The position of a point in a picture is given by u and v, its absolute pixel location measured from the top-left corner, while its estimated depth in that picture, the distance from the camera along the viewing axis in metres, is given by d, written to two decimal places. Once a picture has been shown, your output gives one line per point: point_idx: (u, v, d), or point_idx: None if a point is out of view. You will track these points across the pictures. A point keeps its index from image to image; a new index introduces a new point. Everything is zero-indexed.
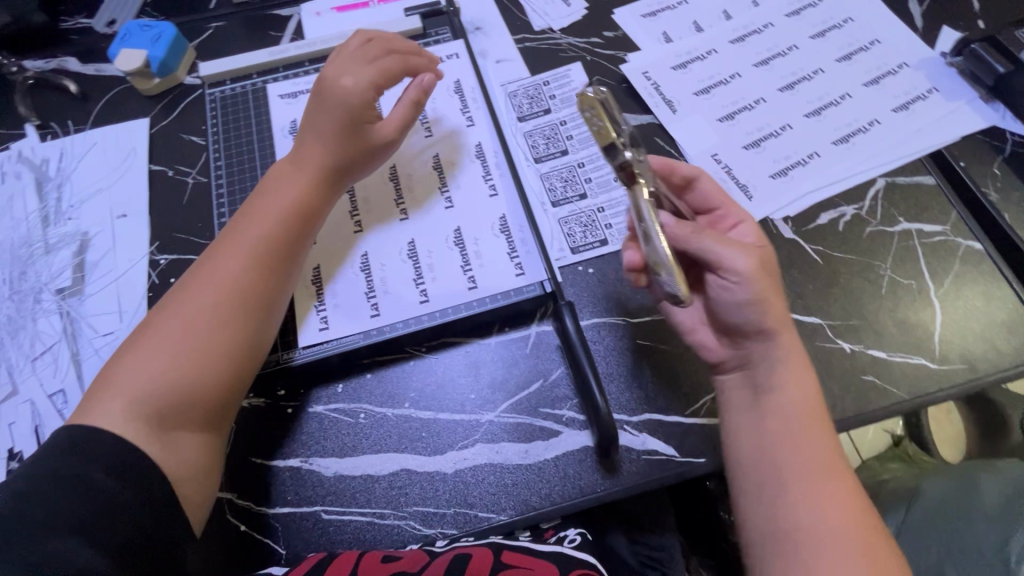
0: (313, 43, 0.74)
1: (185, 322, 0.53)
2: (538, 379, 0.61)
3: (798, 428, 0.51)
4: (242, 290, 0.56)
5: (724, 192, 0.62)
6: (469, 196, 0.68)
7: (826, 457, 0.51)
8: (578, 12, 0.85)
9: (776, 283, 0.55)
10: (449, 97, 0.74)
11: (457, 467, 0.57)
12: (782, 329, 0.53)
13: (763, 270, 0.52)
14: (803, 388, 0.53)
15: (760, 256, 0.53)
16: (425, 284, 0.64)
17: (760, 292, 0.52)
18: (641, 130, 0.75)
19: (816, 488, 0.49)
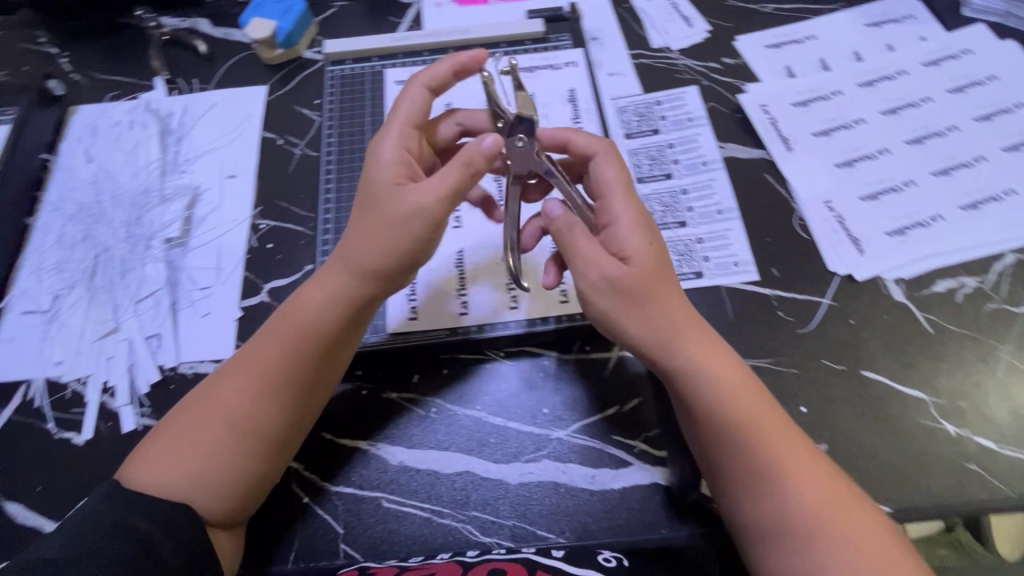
0: (435, 34, 0.75)
1: (201, 448, 0.49)
2: (614, 405, 0.59)
3: (731, 429, 0.48)
4: (262, 420, 0.51)
5: (621, 176, 0.54)
6: None
7: (772, 448, 0.48)
8: (699, 34, 0.83)
9: (656, 290, 0.50)
10: (562, 104, 0.70)
11: (521, 479, 0.56)
12: (674, 330, 0.50)
13: (611, 286, 0.49)
14: (719, 382, 0.49)
15: (599, 264, 0.50)
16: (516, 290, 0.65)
17: (616, 311, 0.50)
18: (752, 163, 0.72)
19: (781, 483, 0.47)
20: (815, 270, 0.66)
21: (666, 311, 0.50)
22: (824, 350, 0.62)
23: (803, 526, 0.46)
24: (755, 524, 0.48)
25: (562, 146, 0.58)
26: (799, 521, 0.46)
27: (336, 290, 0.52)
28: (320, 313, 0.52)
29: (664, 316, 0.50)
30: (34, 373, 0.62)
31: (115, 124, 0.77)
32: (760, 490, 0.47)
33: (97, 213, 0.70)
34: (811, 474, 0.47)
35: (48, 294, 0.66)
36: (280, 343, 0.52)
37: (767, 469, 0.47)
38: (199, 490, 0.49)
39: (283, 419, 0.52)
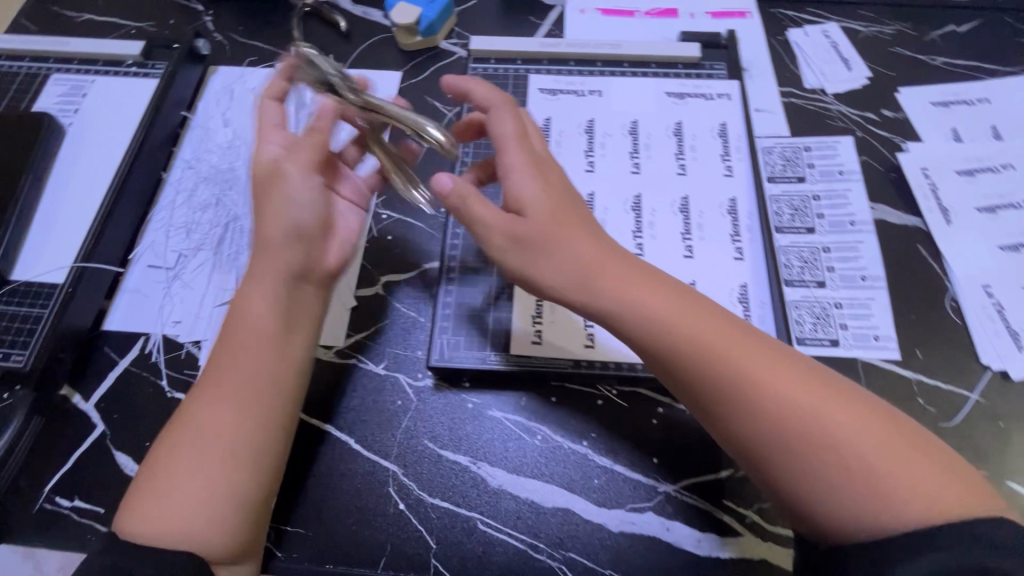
0: (586, 45, 0.72)
1: (178, 482, 0.45)
2: (730, 468, 0.56)
3: (703, 344, 0.45)
4: (234, 436, 0.47)
5: (511, 125, 0.52)
6: (711, 250, 0.61)
7: (746, 361, 0.44)
8: (858, 80, 0.77)
9: (558, 235, 0.48)
10: (711, 138, 0.67)
11: (622, 528, 0.54)
12: (604, 265, 0.48)
13: (515, 239, 0.48)
14: (666, 299, 0.47)
15: (500, 222, 0.49)
16: None
17: (531, 266, 0.48)
18: (903, 231, 0.67)
19: (769, 396, 0.43)
20: (964, 359, 0.60)
21: (575, 249, 0.48)
22: (966, 450, 0.56)
23: (805, 438, 0.42)
24: (761, 451, 0.44)
25: (464, 98, 0.57)
26: (804, 431, 0.42)
27: (281, 289, 0.51)
28: (270, 316, 0.51)
29: (572, 255, 0.48)
30: (153, 328, 0.63)
31: (252, 90, 0.77)
32: (750, 410, 0.44)
33: (229, 179, 0.71)
34: (801, 382, 0.44)
35: (174, 252, 0.67)
36: (234, 358, 0.49)
37: (752, 383, 0.44)
38: (195, 525, 0.44)
39: (257, 424, 0.48)
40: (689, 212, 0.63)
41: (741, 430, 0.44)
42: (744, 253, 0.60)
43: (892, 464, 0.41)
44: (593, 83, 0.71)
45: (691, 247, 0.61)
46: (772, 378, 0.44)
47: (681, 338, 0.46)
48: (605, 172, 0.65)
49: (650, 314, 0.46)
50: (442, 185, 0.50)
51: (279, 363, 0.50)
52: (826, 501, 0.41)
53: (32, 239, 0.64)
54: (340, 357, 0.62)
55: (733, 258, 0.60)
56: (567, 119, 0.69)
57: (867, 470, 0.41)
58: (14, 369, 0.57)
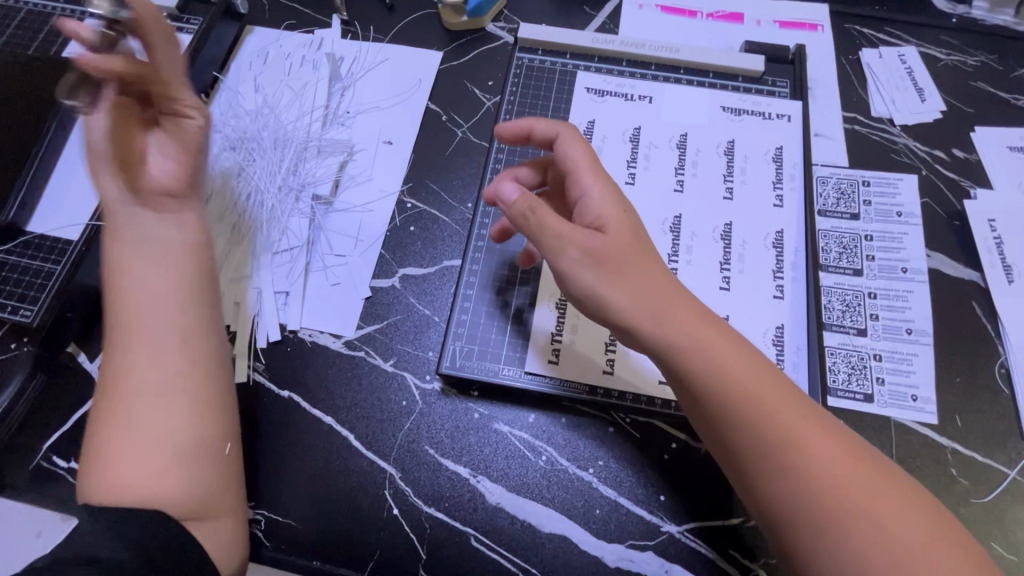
0: (642, 46, 0.68)
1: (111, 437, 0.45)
2: (740, 516, 0.53)
3: (748, 392, 0.43)
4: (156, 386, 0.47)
5: (586, 148, 0.50)
6: (750, 286, 0.57)
7: (789, 416, 0.42)
8: (931, 112, 0.71)
9: (634, 260, 0.46)
10: (765, 162, 0.62)
11: (618, 563, 0.52)
12: (666, 299, 0.45)
13: (589, 258, 0.46)
14: (717, 342, 0.44)
15: (575, 237, 0.46)
16: None
17: (601, 286, 0.46)
18: (960, 285, 0.62)
19: (809, 455, 0.41)
20: (1006, 433, 0.56)
21: (645, 277, 0.46)
22: (996, 529, 0.53)
23: (830, 500, 0.40)
24: (783, 507, 0.41)
25: (525, 137, 0.54)
26: (833, 496, 0.40)
27: (124, 227, 0.52)
28: (143, 257, 0.51)
29: (645, 281, 0.46)
30: None
31: (287, 57, 0.74)
32: (782, 465, 0.41)
33: (254, 145, 0.68)
34: (839, 450, 0.42)
35: None
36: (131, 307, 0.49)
37: (792, 439, 0.42)
38: (136, 479, 0.44)
39: (168, 370, 0.48)
40: (731, 240, 0.59)
41: (768, 483, 0.42)
42: (785, 293, 0.56)
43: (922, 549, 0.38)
44: (644, 87, 0.67)
45: (729, 279, 0.57)
46: (813, 439, 0.41)
47: (724, 379, 0.43)
48: (645, 186, 0.61)
49: (700, 352, 0.44)
50: (508, 195, 0.47)
51: (177, 312, 0.50)
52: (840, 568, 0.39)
53: (50, 191, 0.63)
54: (349, 348, 0.60)
55: (773, 296, 0.56)
56: (613, 124, 0.65)
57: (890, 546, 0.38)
58: (22, 322, 0.56)
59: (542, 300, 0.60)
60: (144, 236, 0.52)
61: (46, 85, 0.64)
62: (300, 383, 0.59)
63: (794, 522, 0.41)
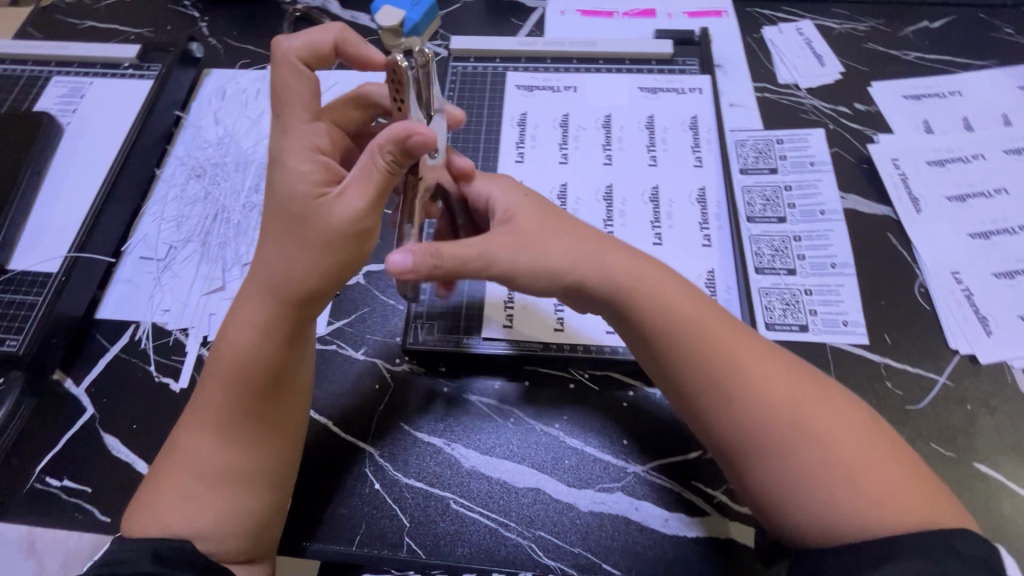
0: (562, 43, 0.75)
1: (174, 483, 0.47)
2: (697, 450, 0.57)
3: (719, 335, 0.47)
4: (233, 460, 0.48)
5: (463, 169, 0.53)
6: (680, 238, 0.62)
7: (806, 395, 0.44)
8: (830, 75, 0.79)
9: (549, 232, 0.49)
10: (682, 130, 0.69)
11: (592, 508, 0.55)
12: (608, 253, 0.50)
13: (514, 243, 0.48)
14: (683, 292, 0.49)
15: (492, 246, 0.48)
16: None
17: (529, 263, 0.48)
18: (874, 220, 0.68)
19: (775, 391, 0.45)
20: (933, 344, 0.61)
21: (571, 242, 0.50)
22: (932, 431, 0.57)
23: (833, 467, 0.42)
24: (745, 444, 0.45)
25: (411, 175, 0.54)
26: (794, 427, 0.43)
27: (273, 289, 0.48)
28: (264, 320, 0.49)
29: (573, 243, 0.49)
30: (143, 315, 0.66)
31: (243, 91, 0.80)
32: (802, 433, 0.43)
33: (216, 171, 0.73)
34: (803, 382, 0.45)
35: (165, 244, 0.69)
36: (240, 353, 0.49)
37: (759, 372, 0.45)
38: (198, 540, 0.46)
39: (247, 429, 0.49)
40: (659, 201, 0.64)
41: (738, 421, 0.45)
42: (711, 240, 0.62)
43: (870, 483, 0.41)
44: (568, 79, 0.73)
45: (660, 234, 0.62)
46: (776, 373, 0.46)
47: (692, 324, 0.48)
48: (576, 164, 0.67)
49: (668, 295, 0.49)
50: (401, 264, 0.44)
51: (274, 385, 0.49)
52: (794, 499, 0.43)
53: (27, 232, 0.67)
54: (321, 343, 0.64)
55: (701, 245, 0.62)
56: (543, 113, 0.71)
57: (838, 473, 0.42)
58: (9, 352, 0.60)
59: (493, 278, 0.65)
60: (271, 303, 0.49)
61: (20, 139, 0.70)
62: None
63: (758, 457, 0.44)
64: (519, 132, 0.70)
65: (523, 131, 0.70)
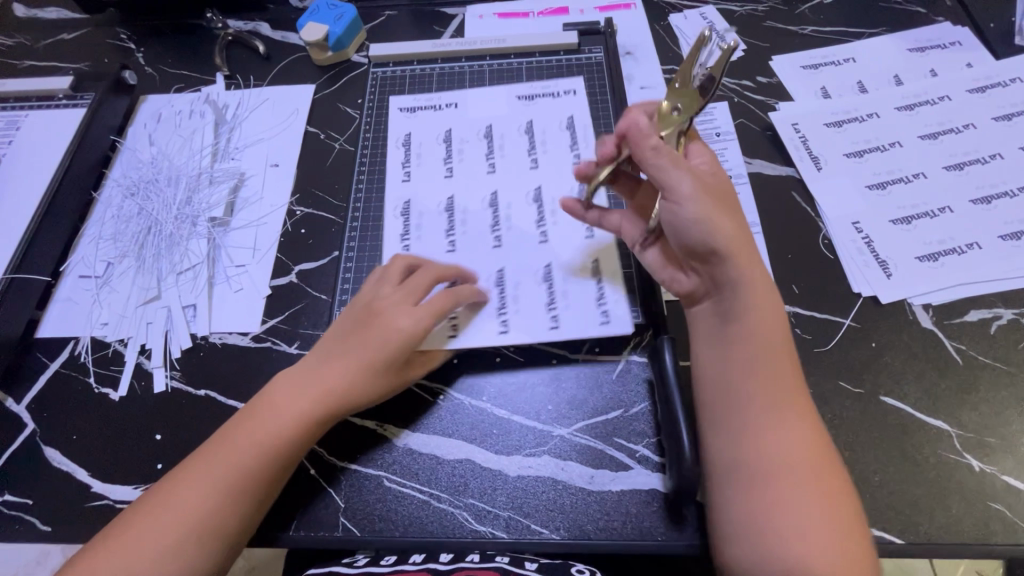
0: (474, 42, 0.80)
1: (157, 524, 0.51)
2: (617, 408, 0.59)
3: (752, 365, 0.51)
4: (212, 514, 0.51)
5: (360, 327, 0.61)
6: (565, 234, 0.67)
7: (799, 441, 0.49)
8: (733, 53, 0.84)
9: (724, 201, 0.54)
10: (559, 131, 0.73)
11: (519, 472, 0.57)
12: (723, 206, 0.54)
13: (704, 188, 0.53)
14: (771, 321, 0.52)
15: (686, 169, 0.53)
16: (507, 314, 0.63)
17: (702, 212, 0.52)
18: (778, 180, 0.72)
19: (768, 427, 0.49)
20: (838, 290, 0.64)
21: (732, 204, 0.55)
22: (842, 370, 0.60)
23: (793, 515, 0.46)
24: (737, 463, 0.49)
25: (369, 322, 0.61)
26: (771, 470, 0.48)
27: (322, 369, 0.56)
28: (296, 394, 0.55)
29: (731, 204, 0.54)
30: (82, 330, 0.68)
31: (177, 113, 0.83)
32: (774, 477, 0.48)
33: (150, 189, 0.76)
34: (812, 437, 0.49)
35: (103, 261, 0.72)
36: (262, 416, 0.55)
37: (761, 408, 0.50)
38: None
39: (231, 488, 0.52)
40: (543, 202, 0.69)
41: (721, 435, 0.51)
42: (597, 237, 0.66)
43: (814, 538, 0.46)
44: (447, 96, 0.78)
45: (545, 233, 0.67)
46: (799, 420, 0.49)
47: (762, 348, 0.52)
48: (459, 177, 0.72)
49: (737, 324, 0.53)
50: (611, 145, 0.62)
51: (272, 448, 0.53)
52: (740, 531, 0.47)
53: None
54: (255, 341, 0.66)
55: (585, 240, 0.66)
56: (426, 132, 0.76)
57: (790, 524, 0.46)
58: None
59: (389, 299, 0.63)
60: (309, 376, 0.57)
61: None
62: (213, 380, 0.64)
63: (725, 473, 0.50)
64: (404, 152, 0.75)
65: (408, 151, 0.75)
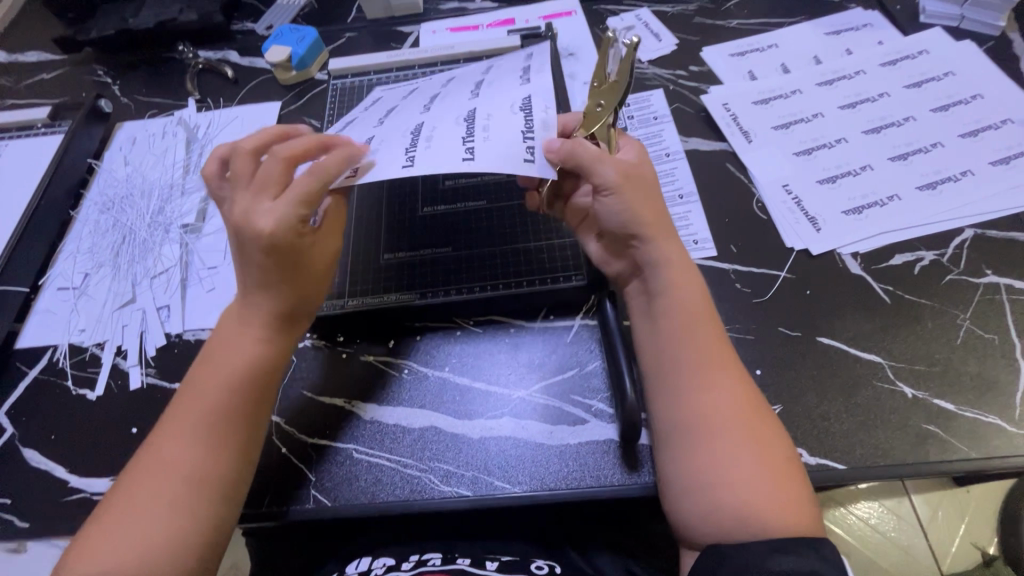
0: (426, 51, 0.86)
1: (143, 493, 0.47)
2: (572, 368, 0.62)
3: (678, 335, 0.53)
4: (202, 459, 0.49)
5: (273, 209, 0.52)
6: (500, 105, 0.58)
7: (727, 396, 0.51)
8: (667, 47, 0.90)
9: (647, 191, 0.57)
10: (519, 61, 0.66)
11: (482, 434, 0.59)
12: (642, 192, 0.56)
13: (628, 176, 0.55)
14: (692, 290, 0.55)
15: (613, 161, 0.55)
16: (416, 151, 0.54)
17: (620, 203, 0.54)
18: (713, 154, 0.77)
19: (698, 390, 0.51)
20: (774, 246, 0.69)
21: (652, 190, 0.57)
22: (778, 317, 0.64)
23: (726, 467, 0.48)
24: (669, 427, 0.52)
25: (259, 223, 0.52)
26: (702, 427, 0.50)
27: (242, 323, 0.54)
28: (236, 335, 0.54)
29: (649, 190, 0.57)
30: (60, 337, 0.70)
31: (151, 135, 0.88)
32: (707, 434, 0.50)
33: (125, 203, 0.80)
34: (739, 392, 0.51)
35: (80, 273, 0.75)
36: (215, 361, 0.53)
37: (688, 374, 0.52)
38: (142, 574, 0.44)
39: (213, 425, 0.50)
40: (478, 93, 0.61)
41: (657, 407, 0.53)
42: (537, 98, 0.58)
43: (752, 483, 0.47)
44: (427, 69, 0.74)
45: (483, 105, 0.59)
46: (724, 380, 0.51)
47: (685, 314, 0.54)
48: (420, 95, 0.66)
49: (661, 300, 0.55)
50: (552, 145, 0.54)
51: (231, 379, 0.52)
52: (682, 487, 0.49)
53: None
54: None
55: (515, 122, 0.56)
56: (399, 87, 0.72)
57: (726, 476, 0.48)
58: None
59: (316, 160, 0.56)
60: (239, 327, 0.54)
61: None
62: (187, 373, 0.67)
63: (663, 437, 0.52)
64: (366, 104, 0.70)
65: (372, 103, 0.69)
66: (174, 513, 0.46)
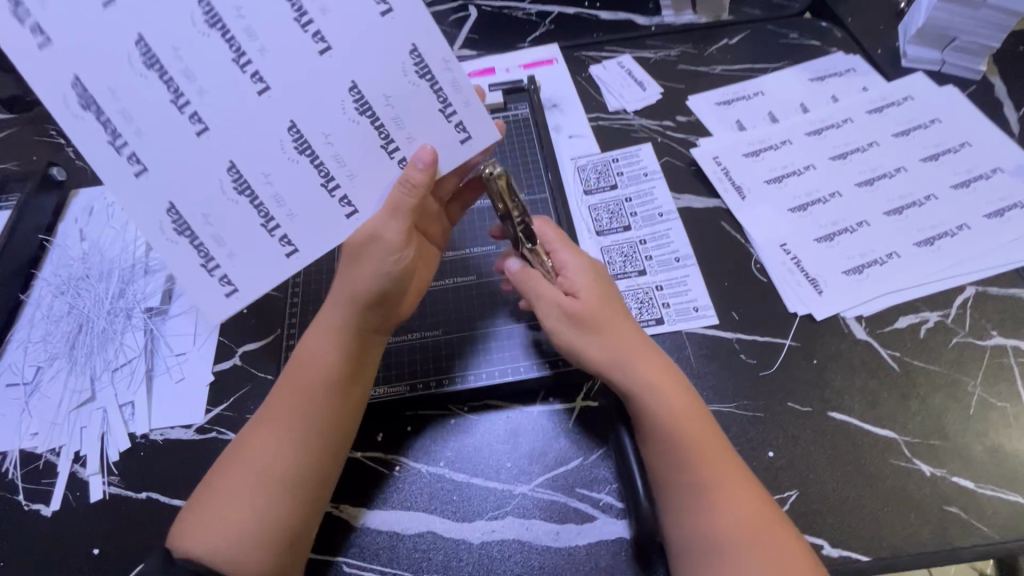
0: None
1: (233, 480, 0.51)
2: (576, 457, 0.58)
3: (673, 452, 0.51)
4: (284, 454, 0.52)
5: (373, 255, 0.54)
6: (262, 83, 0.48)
7: (733, 513, 0.48)
8: (652, 95, 0.88)
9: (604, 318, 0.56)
10: None
11: (484, 538, 0.55)
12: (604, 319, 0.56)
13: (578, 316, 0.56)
14: (678, 401, 0.53)
15: (552, 304, 0.57)
16: (337, 184, 0.51)
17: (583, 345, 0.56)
18: (708, 212, 0.75)
19: (705, 511, 0.49)
20: (776, 311, 0.66)
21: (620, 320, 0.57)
22: (786, 390, 0.61)
23: None
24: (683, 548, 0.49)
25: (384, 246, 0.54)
26: (717, 548, 0.48)
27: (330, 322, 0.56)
28: (323, 329, 0.56)
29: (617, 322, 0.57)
30: (10, 444, 0.64)
31: (109, 204, 0.82)
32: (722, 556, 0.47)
33: (82, 285, 0.74)
34: (746, 505, 0.49)
35: (31, 366, 0.68)
36: (305, 358, 0.56)
37: (693, 494, 0.50)
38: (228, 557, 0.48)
39: (301, 423, 0.53)
40: (370, 104, 0.50)
41: (667, 526, 0.51)
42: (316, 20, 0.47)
43: None
44: None
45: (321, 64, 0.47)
46: (734, 505, 0.49)
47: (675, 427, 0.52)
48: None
49: (651, 420, 0.52)
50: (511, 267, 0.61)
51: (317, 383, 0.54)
52: None
53: None
54: (200, 433, 0.63)
55: (440, 112, 0.51)
56: None
57: None
58: None
59: (193, 278, 0.50)
60: (330, 324, 0.56)
61: None
62: (155, 481, 0.60)
63: (679, 556, 0.49)
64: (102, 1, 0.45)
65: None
66: (257, 502, 0.50)
